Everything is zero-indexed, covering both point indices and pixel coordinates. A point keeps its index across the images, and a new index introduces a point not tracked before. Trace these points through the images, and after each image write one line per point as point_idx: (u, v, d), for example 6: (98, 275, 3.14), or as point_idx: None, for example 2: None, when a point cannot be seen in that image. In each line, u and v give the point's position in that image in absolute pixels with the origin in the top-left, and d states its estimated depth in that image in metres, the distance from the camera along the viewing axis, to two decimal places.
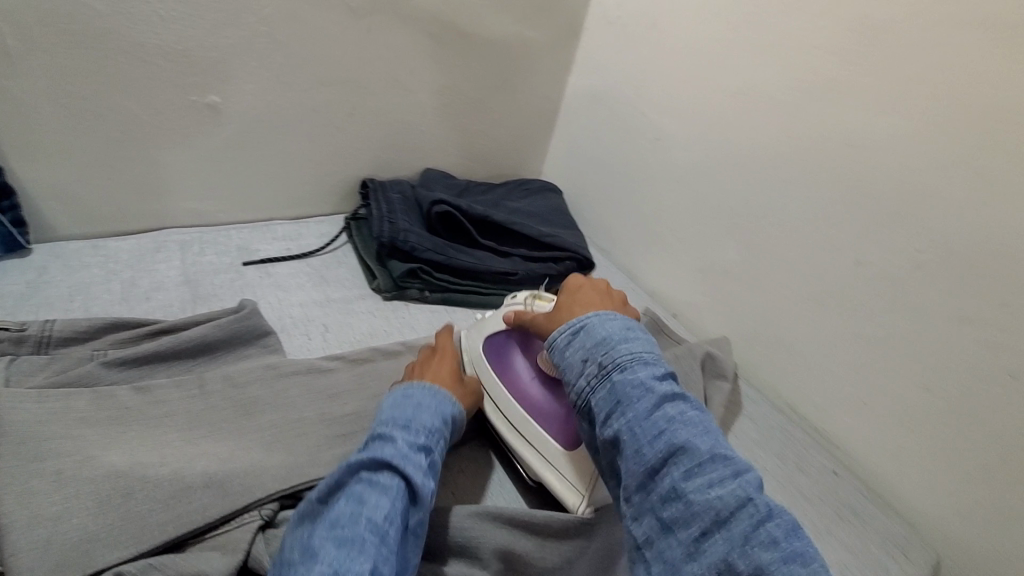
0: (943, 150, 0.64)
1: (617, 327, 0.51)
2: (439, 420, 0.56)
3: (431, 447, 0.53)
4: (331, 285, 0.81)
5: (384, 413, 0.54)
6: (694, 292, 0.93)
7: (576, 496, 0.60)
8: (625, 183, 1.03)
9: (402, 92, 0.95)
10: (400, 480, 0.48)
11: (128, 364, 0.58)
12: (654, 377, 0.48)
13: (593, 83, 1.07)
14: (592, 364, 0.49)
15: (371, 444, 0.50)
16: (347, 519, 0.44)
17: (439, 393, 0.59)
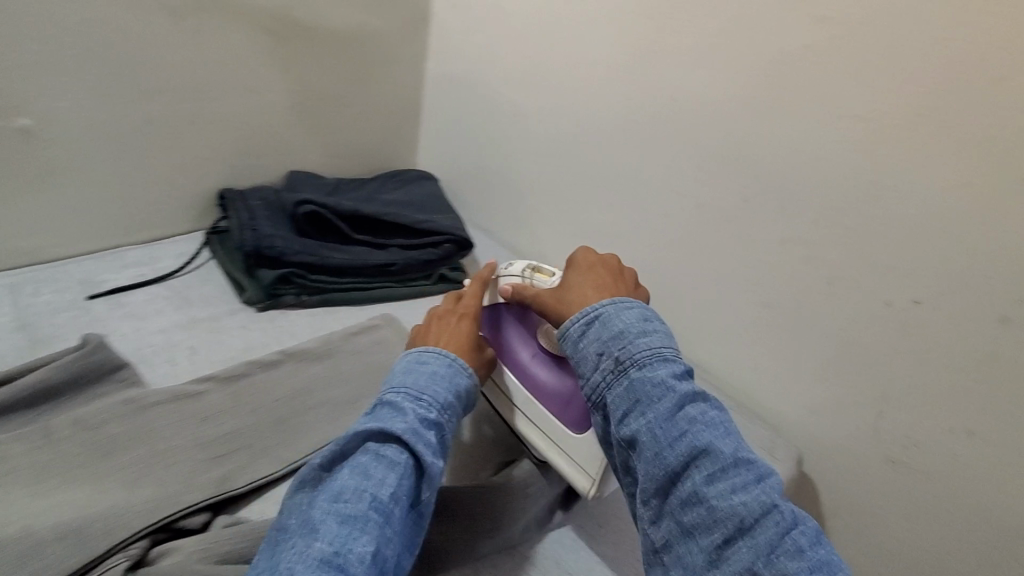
0: (749, 96, 0.70)
1: (634, 319, 0.50)
2: (453, 395, 0.53)
3: (444, 421, 0.51)
4: (195, 305, 0.78)
5: (397, 379, 0.52)
6: (572, 256, 0.97)
7: (584, 482, 0.60)
8: (495, 159, 1.05)
9: (249, 93, 0.91)
10: (408, 456, 0.47)
11: None
12: (674, 375, 0.46)
13: (451, 64, 1.07)
14: (609, 359, 0.48)
15: (384, 416, 0.48)
16: (352, 496, 0.44)
17: (457, 367, 0.56)
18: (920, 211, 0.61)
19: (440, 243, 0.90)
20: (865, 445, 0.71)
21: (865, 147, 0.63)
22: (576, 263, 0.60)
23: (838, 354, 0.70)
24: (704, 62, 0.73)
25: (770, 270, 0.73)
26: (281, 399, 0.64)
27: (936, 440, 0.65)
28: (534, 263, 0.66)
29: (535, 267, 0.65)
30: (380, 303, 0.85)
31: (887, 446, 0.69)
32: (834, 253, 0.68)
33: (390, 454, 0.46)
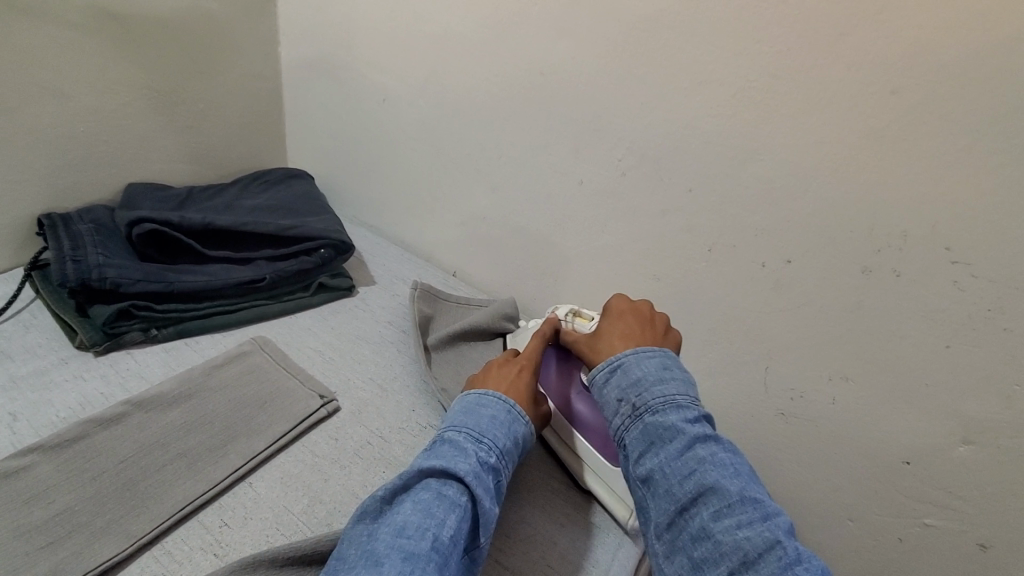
0: (614, 64, 0.67)
1: (653, 368, 0.54)
2: (510, 442, 0.54)
3: (500, 467, 0.52)
4: (16, 359, 0.65)
5: (457, 421, 0.54)
6: (461, 245, 0.92)
7: (627, 511, 0.60)
8: (369, 149, 0.97)
9: (58, 100, 0.76)
10: (470, 498, 0.47)
11: None
12: (686, 420, 0.49)
13: (306, 47, 0.96)
14: (627, 405, 0.52)
15: (447, 455, 0.49)
16: (417, 532, 0.43)
17: (514, 415, 0.57)
18: (784, 172, 0.61)
19: (315, 248, 0.82)
20: (756, 402, 0.73)
21: (727, 112, 0.62)
22: (610, 311, 0.63)
23: (726, 319, 0.71)
24: (565, 32, 0.69)
25: (654, 242, 0.73)
26: (129, 460, 0.55)
27: (818, 390, 0.68)
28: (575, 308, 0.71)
29: (575, 312, 0.70)
30: (250, 325, 0.76)
31: (777, 400, 0.71)
32: (711, 220, 0.67)
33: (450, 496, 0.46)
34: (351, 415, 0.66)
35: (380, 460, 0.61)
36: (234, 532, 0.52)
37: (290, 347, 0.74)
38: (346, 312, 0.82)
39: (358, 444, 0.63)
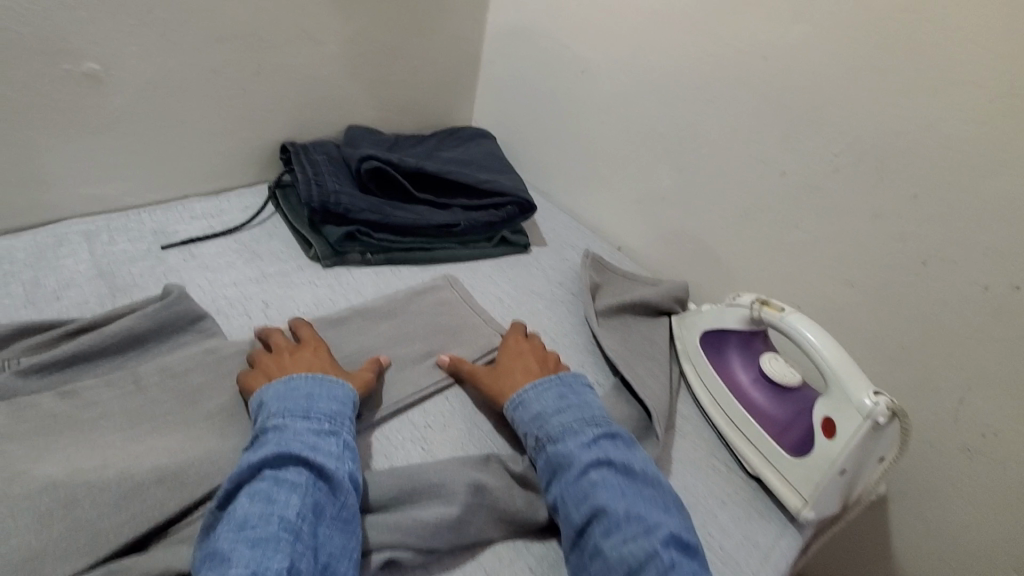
0: (851, 56, 0.65)
1: (550, 399, 0.58)
2: (338, 403, 0.55)
3: (341, 428, 0.53)
4: (265, 260, 0.79)
5: (274, 407, 0.52)
6: (634, 221, 0.94)
7: (800, 500, 0.57)
8: (556, 117, 1.00)
9: (310, 43, 0.88)
10: (312, 470, 0.47)
11: (46, 370, 0.56)
12: (582, 444, 0.54)
13: (513, 15, 1.02)
14: (531, 437, 0.56)
15: (276, 439, 0.48)
16: (259, 521, 0.43)
17: (331, 381, 0.57)
18: None
19: (502, 205, 0.89)
20: (937, 434, 0.67)
21: (980, 118, 0.58)
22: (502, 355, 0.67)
23: (924, 340, 0.66)
24: (800, 16, 0.68)
25: (855, 245, 0.70)
26: (354, 356, 0.65)
27: None
28: (761, 297, 0.66)
29: (764, 301, 0.64)
30: (443, 263, 0.85)
31: (965, 435, 0.65)
32: (930, 230, 0.63)
33: (290, 475, 0.46)
34: None
35: None
36: (435, 435, 0.60)
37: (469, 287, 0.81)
38: (521, 267, 0.88)
39: None
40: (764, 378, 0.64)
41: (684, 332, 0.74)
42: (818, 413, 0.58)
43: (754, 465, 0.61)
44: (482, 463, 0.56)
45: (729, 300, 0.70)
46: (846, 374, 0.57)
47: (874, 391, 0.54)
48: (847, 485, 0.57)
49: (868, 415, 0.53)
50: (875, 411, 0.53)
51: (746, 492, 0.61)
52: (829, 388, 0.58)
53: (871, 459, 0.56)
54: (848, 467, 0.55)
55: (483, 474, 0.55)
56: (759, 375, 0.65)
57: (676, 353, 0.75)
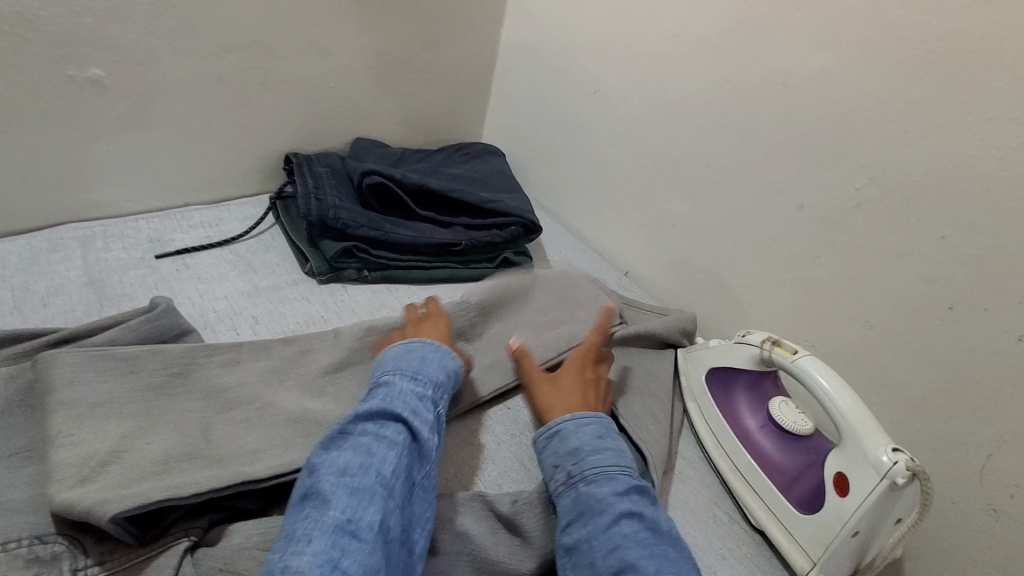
0: (878, 87, 0.61)
1: (589, 436, 0.54)
2: (444, 373, 0.56)
3: (438, 398, 0.53)
4: (259, 273, 0.77)
5: (390, 365, 0.54)
6: (643, 247, 0.91)
7: (807, 562, 0.53)
8: (568, 137, 0.98)
9: (319, 55, 0.87)
10: (411, 433, 0.48)
11: (20, 382, 0.52)
12: (617, 491, 0.50)
13: (528, 32, 1.00)
14: (562, 472, 0.53)
15: (384, 395, 0.50)
16: (359, 471, 0.44)
17: (443, 351, 0.59)
18: None
19: (507, 224, 0.86)
20: (959, 491, 0.62)
21: (1018, 156, 0.54)
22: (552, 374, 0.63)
23: (948, 390, 0.62)
24: (823, 42, 0.64)
25: (873, 283, 0.65)
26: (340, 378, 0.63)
27: None
28: (772, 337, 0.62)
29: (776, 341, 0.60)
30: (442, 284, 0.82)
31: (990, 494, 0.60)
32: (956, 272, 0.59)
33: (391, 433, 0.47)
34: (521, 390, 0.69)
35: None
36: None
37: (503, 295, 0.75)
38: None
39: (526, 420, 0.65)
40: (773, 423, 0.60)
41: (689, 367, 0.71)
42: (830, 467, 0.54)
43: (758, 518, 0.57)
44: (465, 503, 0.52)
45: (738, 336, 0.66)
46: (862, 426, 0.52)
47: (892, 448, 0.50)
48: (858, 548, 0.52)
49: (885, 475, 0.49)
50: (893, 471, 0.49)
51: (748, 547, 0.56)
52: (843, 441, 0.54)
53: (887, 521, 0.51)
54: (861, 529, 0.51)
55: (465, 517, 0.51)
56: (766, 420, 0.61)
57: (680, 389, 0.71)
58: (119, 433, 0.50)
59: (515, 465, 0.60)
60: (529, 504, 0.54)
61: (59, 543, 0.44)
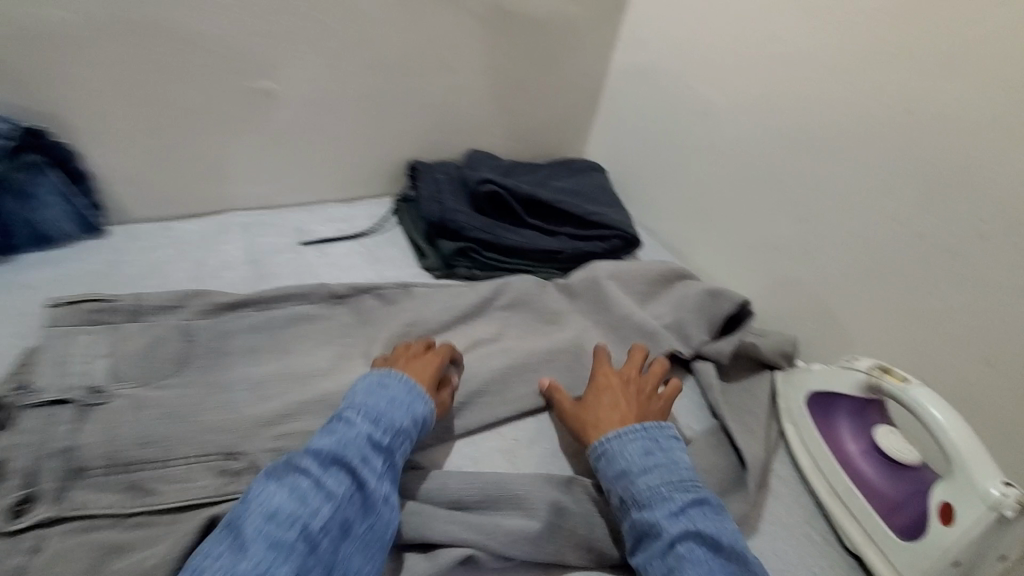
0: (1014, 120, 0.60)
1: (639, 458, 0.56)
2: (410, 420, 0.56)
3: (398, 448, 0.54)
4: (384, 265, 0.87)
5: (357, 400, 0.55)
6: (742, 268, 0.92)
7: None
8: (671, 158, 1.01)
9: (448, 75, 0.96)
10: (356, 484, 0.49)
11: (210, 337, 0.66)
12: (670, 513, 0.52)
13: (639, 57, 1.05)
14: (616, 495, 0.55)
15: (339, 437, 0.51)
16: (286, 520, 0.45)
17: (422, 399, 0.58)
18: None
19: (608, 237, 0.91)
20: None
21: None
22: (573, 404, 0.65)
23: None
24: (954, 73, 0.64)
25: (996, 320, 0.63)
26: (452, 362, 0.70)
27: None
28: (882, 364, 0.61)
29: (886, 368, 0.60)
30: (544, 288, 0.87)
31: None
32: None
33: (335, 480, 0.48)
34: None
35: None
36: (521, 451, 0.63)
37: (609, 305, 0.80)
38: None
39: None
40: (876, 450, 0.60)
41: (788, 390, 0.71)
42: (935, 496, 0.54)
43: (853, 541, 0.57)
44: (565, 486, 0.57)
45: (845, 361, 0.65)
46: (973, 457, 0.51)
47: (1004, 482, 0.49)
48: None
49: (993, 506, 0.48)
50: (1002, 504, 0.48)
51: (842, 568, 0.57)
52: (950, 471, 0.53)
53: (991, 558, 0.50)
54: (963, 560, 0.50)
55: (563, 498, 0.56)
56: (870, 447, 0.61)
57: (776, 410, 0.72)
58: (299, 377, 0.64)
59: None
60: None
61: (244, 461, 0.55)
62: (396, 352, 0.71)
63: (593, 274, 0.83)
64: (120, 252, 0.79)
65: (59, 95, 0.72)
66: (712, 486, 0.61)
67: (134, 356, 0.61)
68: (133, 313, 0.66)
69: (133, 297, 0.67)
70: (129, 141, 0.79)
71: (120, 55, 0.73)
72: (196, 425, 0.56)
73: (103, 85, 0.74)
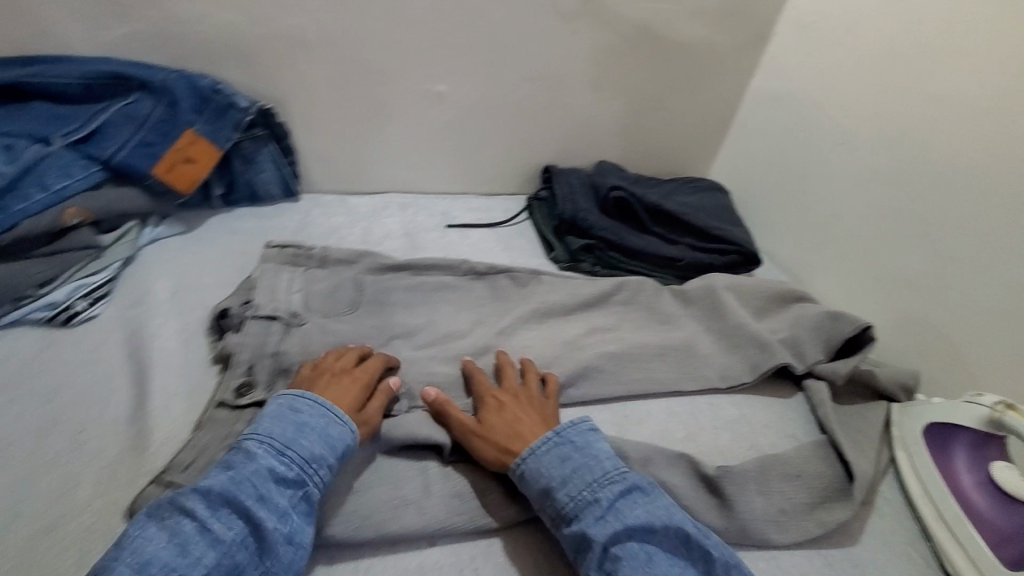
0: None
1: (551, 467, 0.55)
2: (324, 447, 0.53)
3: (310, 479, 0.51)
4: (517, 253, 0.97)
5: (262, 427, 0.53)
6: (863, 298, 0.92)
7: None
8: (800, 184, 1.03)
9: (592, 90, 1.05)
10: (250, 524, 0.47)
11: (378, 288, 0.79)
12: (596, 517, 0.52)
13: (777, 85, 1.08)
14: (545, 513, 0.54)
15: (232, 474, 0.49)
16: (162, 568, 0.43)
17: (344, 425, 0.56)
18: None
19: (728, 252, 0.95)
20: None
21: None
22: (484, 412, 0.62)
23: None
24: None
25: None
26: (573, 341, 0.78)
27: None
28: (1009, 401, 0.61)
29: (1012, 405, 0.60)
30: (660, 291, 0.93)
31: None
32: None
33: (224, 522, 0.46)
34: (724, 400, 0.77)
35: (744, 438, 0.72)
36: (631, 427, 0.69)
37: (725, 313, 0.83)
38: None
39: (728, 418, 0.74)
40: (993, 483, 0.60)
41: (904, 420, 0.71)
42: None
43: (955, 566, 0.58)
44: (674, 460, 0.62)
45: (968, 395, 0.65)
46: None
47: None
48: None
49: None
50: None
51: None
52: None
53: None
54: None
55: (672, 471, 0.61)
56: (985, 479, 0.61)
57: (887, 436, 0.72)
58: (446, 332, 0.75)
59: (714, 451, 0.70)
60: (738, 474, 0.62)
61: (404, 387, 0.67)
62: (525, 325, 0.80)
63: (711, 284, 0.87)
64: (308, 215, 0.96)
65: (284, 85, 0.89)
66: (817, 491, 0.63)
67: (322, 295, 0.76)
68: (320, 262, 0.81)
69: (322, 249, 0.81)
70: (326, 125, 0.95)
71: (333, 56, 0.89)
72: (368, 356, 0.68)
73: (316, 78, 0.90)
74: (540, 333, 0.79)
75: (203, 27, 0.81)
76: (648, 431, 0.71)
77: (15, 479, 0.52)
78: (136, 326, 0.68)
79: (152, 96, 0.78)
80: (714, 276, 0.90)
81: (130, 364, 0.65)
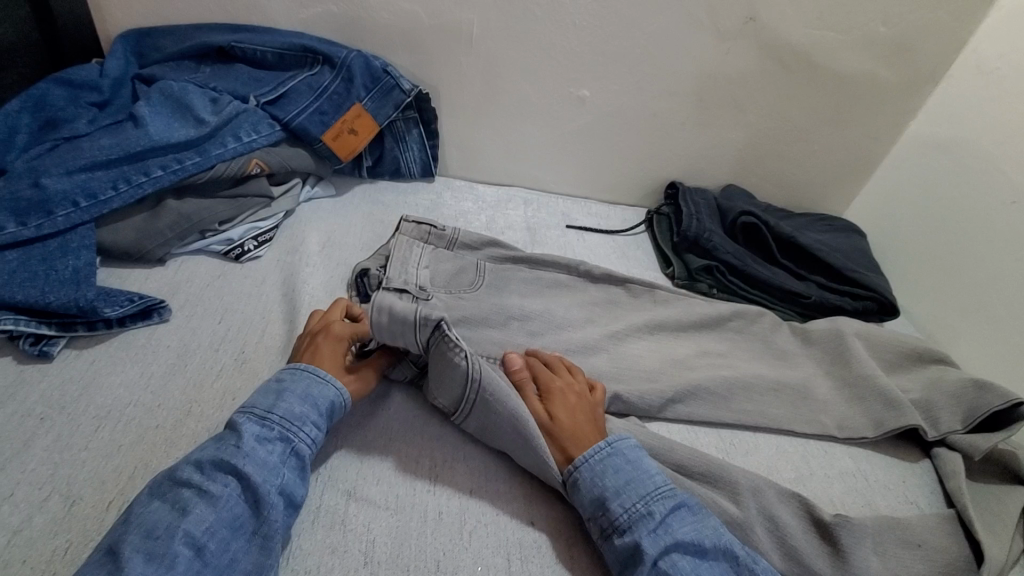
0: None
1: (606, 476, 0.55)
2: (306, 406, 0.55)
3: (296, 436, 0.53)
4: (633, 262, 0.98)
5: (246, 401, 0.55)
6: (1014, 372, 0.83)
7: None
8: (953, 238, 0.95)
9: (735, 112, 1.03)
10: (242, 477, 0.49)
11: (500, 273, 0.82)
12: (648, 531, 0.51)
13: (943, 130, 1.00)
14: (595, 524, 0.54)
15: (220, 443, 0.50)
16: (164, 532, 0.44)
17: (327, 384, 0.58)
18: None
19: (862, 297, 0.90)
20: None
21: None
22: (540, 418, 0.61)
23: None
24: None
25: None
26: (682, 359, 0.78)
27: None
28: None
29: None
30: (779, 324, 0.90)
31: None
32: None
33: (221, 482, 0.48)
34: (839, 449, 0.73)
35: (856, 492, 0.68)
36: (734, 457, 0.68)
37: (852, 360, 0.79)
38: None
39: (841, 469, 0.70)
40: None
41: None
42: None
43: None
44: (785, 496, 0.61)
45: None
46: None
47: None
48: None
49: None
50: None
51: None
52: None
53: None
54: None
55: (776, 505, 0.59)
56: None
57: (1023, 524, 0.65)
58: (560, 325, 0.77)
59: (823, 499, 0.66)
60: (852, 528, 0.58)
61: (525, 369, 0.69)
62: (635, 332, 0.80)
63: (838, 327, 0.83)
64: (441, 197, 1.02)
65: (440, 75, 0.95)
66: (940, 565, 0.58)
67: (447, 274, 0.79)
68: (449, 243, 0.85)
69: (454, 231, 0.85)
70: (469, 116, 1.00)
71: (488, 51, 0.92)
72: (488, 335, 0.72)
73: (468, 71, 0.95)
74: (651, 344, 0.79)
75: (381, 14, 0.88)
76: (753, 463, 0.69)
77: (190, 385, 0.61)
78: (291, 270, 0.78)
79: (331, 70, 0.86)
80: (842, 320, 0.85)
81: (284, 304, 0.72)
